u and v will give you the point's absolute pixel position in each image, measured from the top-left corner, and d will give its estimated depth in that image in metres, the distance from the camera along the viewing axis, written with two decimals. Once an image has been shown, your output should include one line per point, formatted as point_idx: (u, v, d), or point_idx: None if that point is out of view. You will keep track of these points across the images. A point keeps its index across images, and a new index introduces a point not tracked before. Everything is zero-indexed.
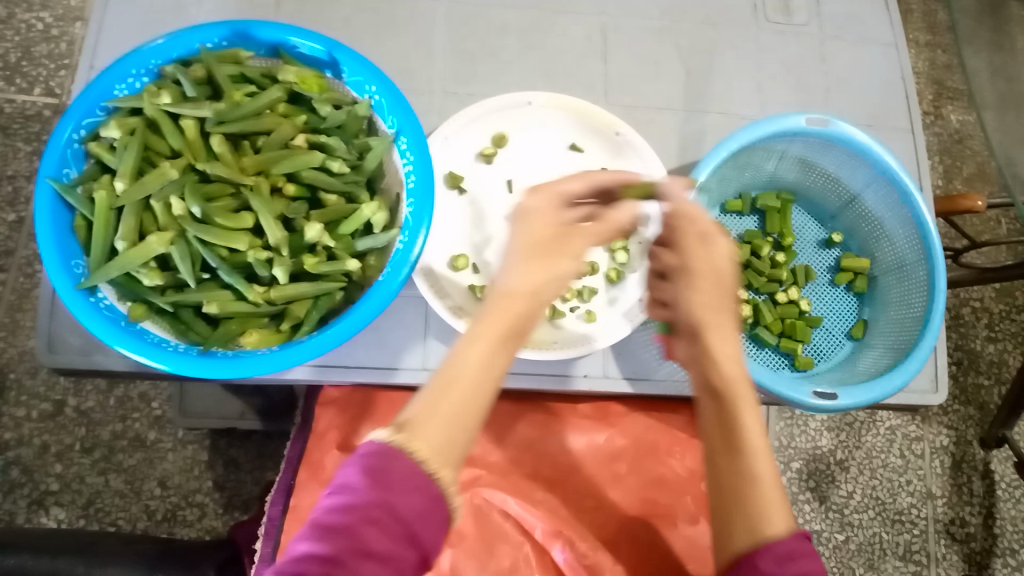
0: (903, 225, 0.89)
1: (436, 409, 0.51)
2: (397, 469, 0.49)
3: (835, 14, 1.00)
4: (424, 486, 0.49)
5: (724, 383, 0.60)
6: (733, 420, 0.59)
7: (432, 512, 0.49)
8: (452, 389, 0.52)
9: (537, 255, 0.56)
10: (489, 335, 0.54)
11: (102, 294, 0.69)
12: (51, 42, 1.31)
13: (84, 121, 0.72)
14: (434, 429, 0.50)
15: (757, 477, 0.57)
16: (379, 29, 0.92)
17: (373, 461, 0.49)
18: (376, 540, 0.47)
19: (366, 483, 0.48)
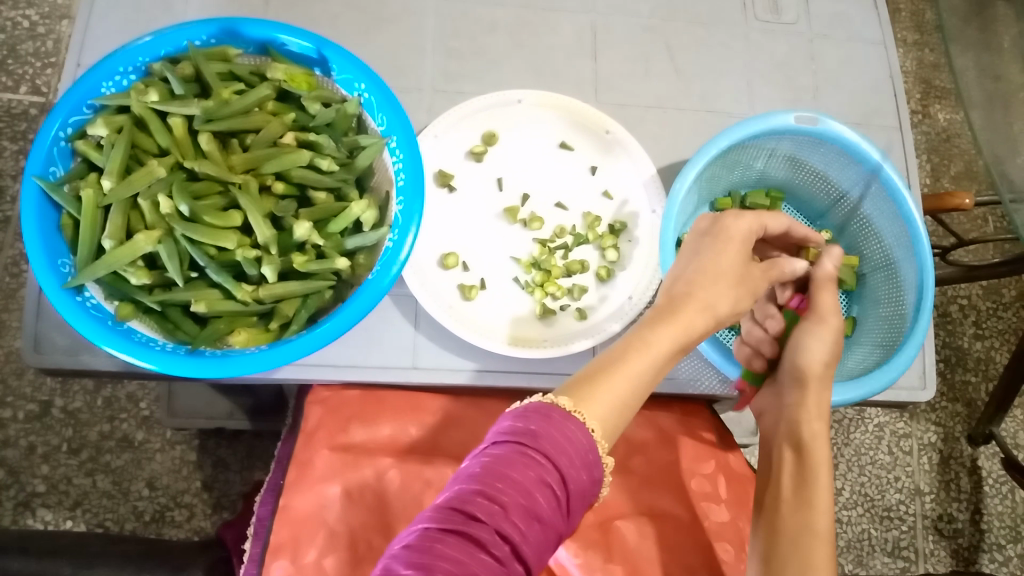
0: (890, 222, 0.89)
1: (611, 393, 0.60)
2: (565, 434, 0.55)
3: (824, 13, 1.01)
4: (588, 453, 0.55)
5: (811, 441, 0.73)
6: (810, 474, 0.71)
7: (587, 482, 0.55)
8: (617, 374, 0.61)
9: (714, 280, 0.69)
10: (677, 336, 0.65)
11: (89, 294, 0.69)
12: (38, 40, 1.30)
13: (71, 118, 0.72)
14: (604, 407, 0.58)
15: (810, 531, 0.67)
16: (368, 27, 0.91)
17: (553, 429, 0.54)
18: (538, 502, 0.51)
19: (536, 439, 0.53)
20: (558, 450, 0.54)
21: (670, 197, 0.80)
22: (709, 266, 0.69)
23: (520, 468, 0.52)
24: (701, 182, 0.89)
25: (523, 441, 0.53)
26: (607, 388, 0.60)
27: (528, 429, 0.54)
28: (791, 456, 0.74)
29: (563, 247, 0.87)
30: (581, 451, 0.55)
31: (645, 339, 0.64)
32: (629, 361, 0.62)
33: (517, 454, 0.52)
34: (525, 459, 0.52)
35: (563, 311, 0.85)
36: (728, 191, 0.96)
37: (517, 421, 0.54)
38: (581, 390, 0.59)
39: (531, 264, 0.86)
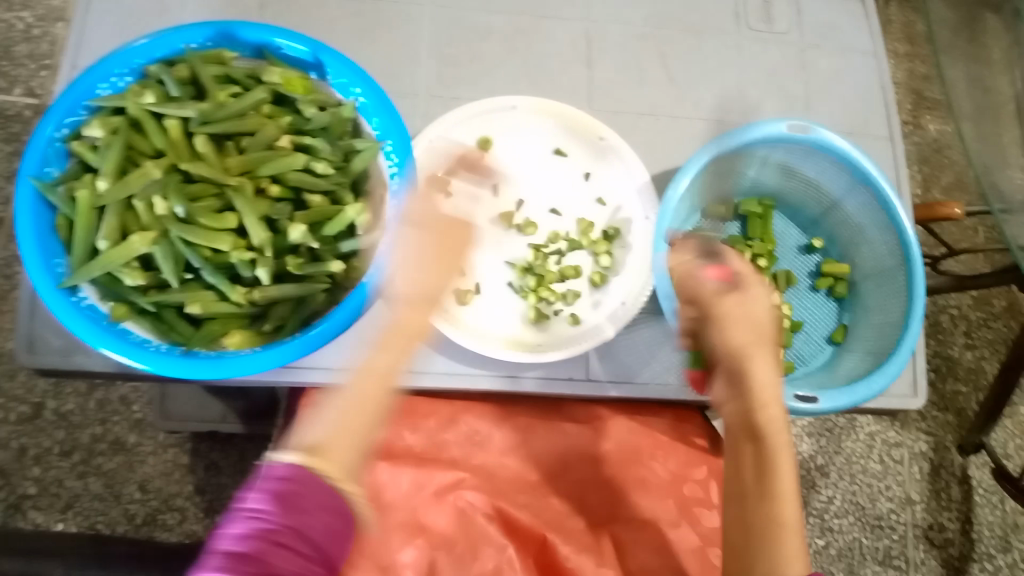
0: (880, 231, 0.90)
1: (344, 429, 0.63)
2: (325, 509, 0.62)
3: (816, 23, 1.02)
4: (333, 506, 0.62)
5: (766, 426, 0.61)
6: (770, 463, 0.60)
7: (330, 530, 0.62)
8: (362, 405, 0.64)
9: (433, 266, 0.69)
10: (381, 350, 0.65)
11: (83, 294, 0.69)
12: (32, 43, 1.30)
13: (66, 119, 0.72)
14: (344, 445, 0.63)
15: (780, 524, 0.57)
16: (364, 32, 0.92)
17: (291, 491, 0.60)
18: (334, 550, 0.63)
19: (294, 517, 0.60)
20: (315, 525, 0.61)
21: (664, 203, 0.81)
22: (438, 242, 0.70)
23: (287, 547, 0.59)
24: (694, 190, 0.89)
25: (278, 519, 0.59)
26: (342, 421, 0.64)
27: (267, 508, 0.60)
28: (747, 446, 0.62)
29: (556, 252, 0.88)
30: (328, 523, 0.62)
31: (374, 366, 0.63)
32: (370, 388, 0.64)
33: (289, 533, 0.60)
34: (299, 539, 0.60)
35: (557, 315, 0.86)
36: (721, 198, 0.97)
37: (262, 491, 0.60)
38: (322, 441, 0.62)
39: (525, 269, 0.86)
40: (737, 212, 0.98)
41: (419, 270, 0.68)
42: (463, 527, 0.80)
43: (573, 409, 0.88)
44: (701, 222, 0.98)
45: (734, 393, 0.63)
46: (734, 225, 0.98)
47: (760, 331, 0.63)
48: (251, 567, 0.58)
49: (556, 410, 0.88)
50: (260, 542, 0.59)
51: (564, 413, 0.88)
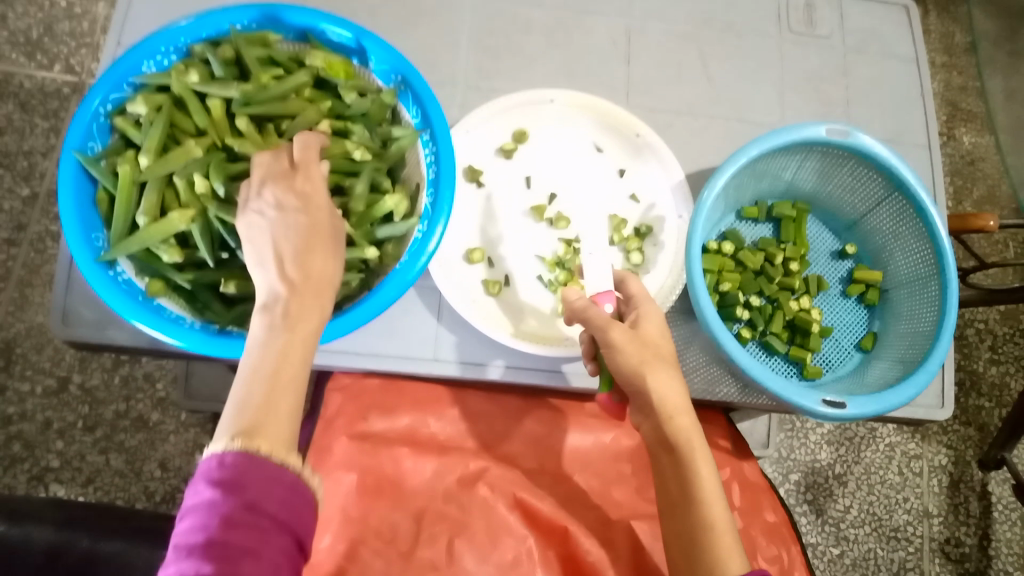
0: (918, 240, 0.89)
1: (267, 408, 0.52)
2: (274, 480, 0.50)
3: (857, 29, 1.01)
4: (284, 478, 0.51)
5: (682, 438, 0.63)
6: (690, 473, 0.62)
7: (285, 499, 0.50)
8: (279, 387, 0.53)
9: (316, 245, 0.59)
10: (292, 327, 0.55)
11: (120, 269, 0.70)
12: (74, 21, 1.32)
13: (111, 95, 0.73)
14: (276, 422, 0.52)
15: (708, 525, 0.60)
16: (405, 21, 0.92)
17: (232, 474, 0.49)
18: (299, 525, 0.51)
19: (238, 493, 0.48)
20: (268, 498, 0.49)
21: (699, 204, 0.80)
22: (304, 227, 0.59)
23: (247, 525, 0.48)
24: (727, 190, 0.89)
25: (224, 502, 0.48)
26: (261, 404, 0.52)
27: (210, 495, 0.49)
28: (667, 458, 0.64)
29: None
30: (283, 495, 0.50)
31: (287, 345, 0.54)
32: (282, 365, 0.54)
33: (242, 510, 0.48)
34: (254, 515, 0.48)
35: None
36: (755, 200, 0.96)
37: (204, 477, 0.49)
38: (249, 418, 0.51)
39: (556, 263, 0.86)
40: (770, 215, 0.97)
41: (299, 250, 0.58)
42: (485, 517, 0.79)
43: (597, 405, 0.88)
44: (733, 223, 0.97)
45: (645, 413, 0.65)
46: (766, 228, 0.98)
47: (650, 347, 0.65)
48: (205, 562, 0.46)
49: (580, 406, 0.88)
50: (210, 534, 0.47)
51: (588, 409, 0.88)
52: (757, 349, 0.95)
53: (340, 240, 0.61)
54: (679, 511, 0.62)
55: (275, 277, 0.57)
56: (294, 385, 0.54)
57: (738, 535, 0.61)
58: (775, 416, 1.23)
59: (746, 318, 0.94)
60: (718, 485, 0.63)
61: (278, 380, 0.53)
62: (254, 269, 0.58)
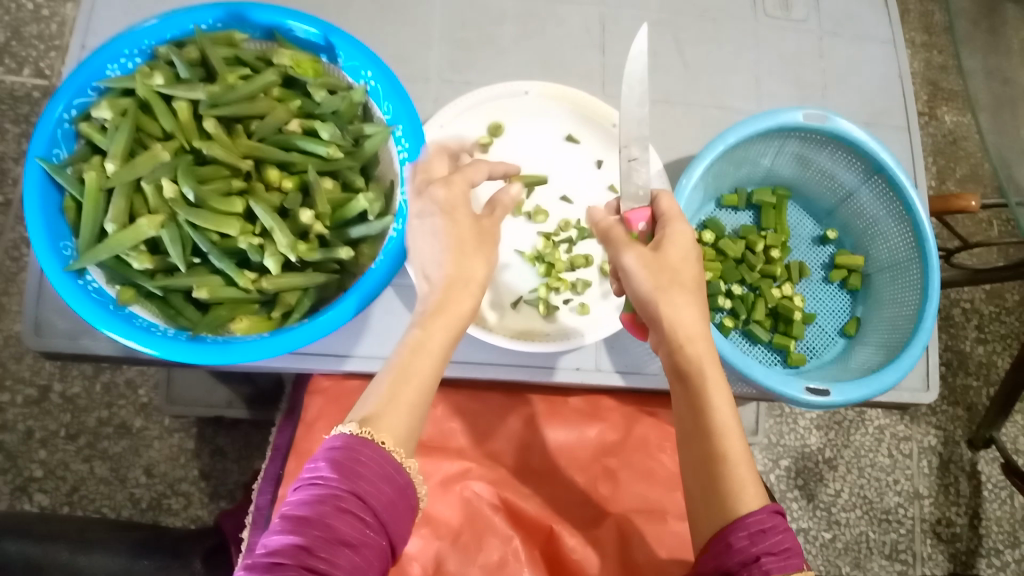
0: (897, 223, 0.89)
1: (393, 401, 0.57)
2: (388, 479, 0.53)
3: (834, 10, 1.00)
4: (395, 476, 0.54)
5: (694, 364, 0.62)
6: (701, 399, 0.61)
7: (393, 495, 0.53)
8: (406, 383, 0.58)
9: (466, 250, 0.62)
10: (438, 328, 0.60)
11: (90, 277, 0.68)
12: (42, 23, 1.29)
13: (75, 101, 0.71)
14: (395, 419, 0.56)
15: (725, 455, 0.59)
16: (375, 15, 0.91)
17: (346, 455, 0.52)
18: (396, 528, 0.53)
19: (350, 481, 0.51)
20: (377, 493, 0.52)
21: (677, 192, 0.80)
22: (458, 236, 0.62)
23: (352, 514, 0.50)
24: (707, 178, 0.89)
25: (339, 485, 0.51)
26: (392, 396, 0.57)
27: (326, 474, 0.51)
28: (678, 383, 0.63)
29: (566, 241, 0.87)
30: (391, 495, 0.53)
31: (417, 346, 0.59)
32: (411, 364, 0.58)
33: (352, 498, 0.51)
34: (361, 505, 0.51)
35: (566, 305, 0.84)
36: (735, 187, 0.96)
37: (326, 455, 0.53)
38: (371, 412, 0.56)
39: (535, 257, 0.85)
40: (750, 202, 0.97)
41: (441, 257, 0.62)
42: (469, 516, 0.79)
43: (581, 400, 0.87)
44: (713, 211, 0.97)
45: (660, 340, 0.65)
46: (746, 215, 0.97)
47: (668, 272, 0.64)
48: (303, 536, 0.49)
49: (561, 401, 0.87)
50: (320, 512, 0.49)
51: (571, 404, 0.87)
52: (741, 338, 0.95)
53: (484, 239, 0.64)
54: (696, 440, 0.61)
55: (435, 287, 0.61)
56: (422, 383, 0.58)
57: (753, 470, 0.60)
58: (763, 403, 1.23)
59: (728, 308, 0.94)
60: (735, 419, 0.61)
61: (405, 376, 0.58)
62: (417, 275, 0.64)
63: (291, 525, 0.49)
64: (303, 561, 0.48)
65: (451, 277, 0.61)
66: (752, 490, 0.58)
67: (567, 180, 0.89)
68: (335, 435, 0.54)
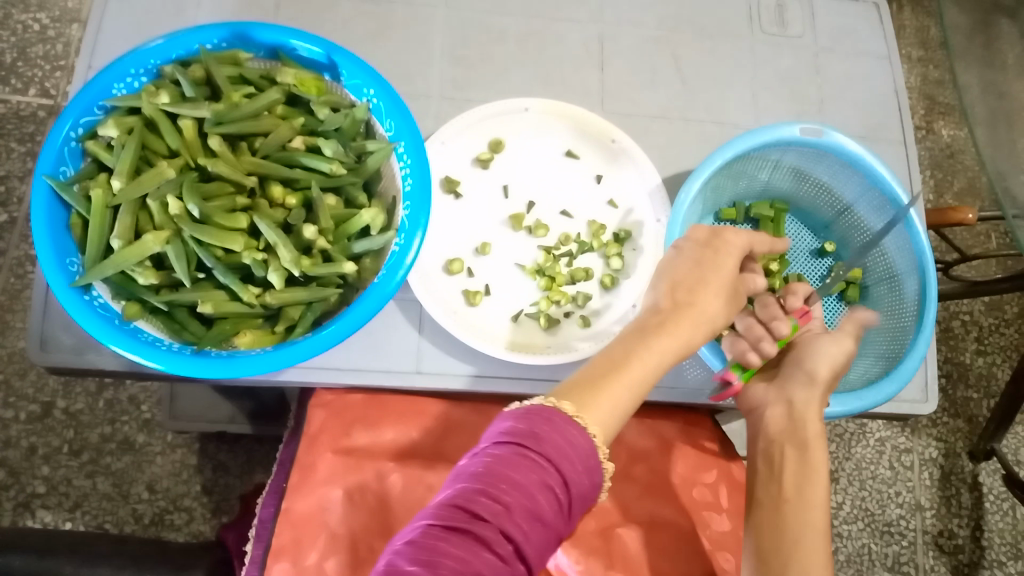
0: (893, 235, 0.90)
1: (605, 389, 0.62)
2: (583, 464, 0.55)
3: (830, 27, 1.01)
4: (589, 459, 0.56)
5: (805, 444, 0.73)
6: (807, 473, 0.71)
7: (584, 478, 0.55)
8: (615, 381, 0.63)
9: (710, 285, 0.72)
10: (662, 340, 0.67)
11: (96, 293, 0.69)
12: (48, 43, 1.31)
13: (82, 119, 0.72)
14: (603, 409, 0.60)
15: (810, 525, 0.68)
16: (376, 33, 0.92)
17: (541, 423, 0.56)
18: (577, 509, 0.55)
19: (548, 451, 0.54)
20: (570, 470, 0.55)
21: (676, 206, 0.81)
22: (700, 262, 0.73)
23: (540, 483, 0.52)
24: (706, 192, 0.89)
25: (530, 450, 0.54)
26: (600, 384, 0.62)
27: (520, 433, 0.55)
28: (790, 459, 0.73)
29: (566, 254, 0.88)
30: (582, 476, 0.55)
31: (643, 355, 0.65)
32: (630, 365, 0.65)
33: (546, 466, 0.53)
34: (550, 473, 0.53)
35: (567, 318, 0.85)
36: (733, 201, 0.96)
37: (524, 420, 0.56)
38: (583, 394, 0.61)
39: (536, 271, 0.86)
40: (749, 215, 0.97)
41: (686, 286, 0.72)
42: None
43: None
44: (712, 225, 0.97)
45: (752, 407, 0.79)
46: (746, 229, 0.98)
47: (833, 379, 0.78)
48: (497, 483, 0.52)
49: None
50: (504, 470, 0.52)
51: None
52: None
53: (732, 296, 0.73)
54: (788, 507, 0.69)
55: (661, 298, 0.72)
56: (633, 384, 0.64)
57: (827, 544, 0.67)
58: None
59: None
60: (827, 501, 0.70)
61: (615, 368, 0.64)
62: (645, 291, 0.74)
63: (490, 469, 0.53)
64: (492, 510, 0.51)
65: (684, 305, 0.70)
66: (819, 557, 0.65)
67: (567, 195, 0.90)
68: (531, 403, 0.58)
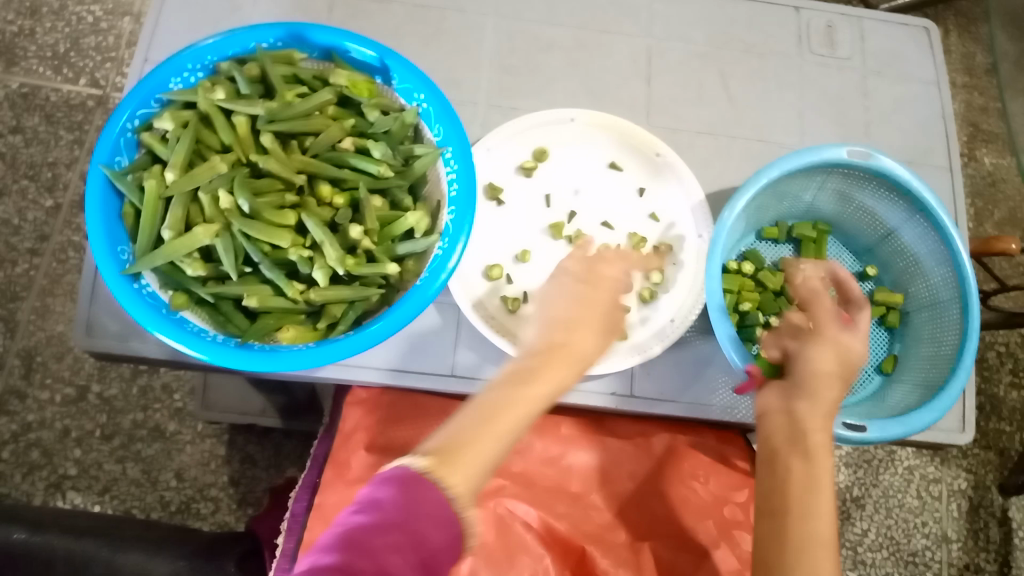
0: (937, 262, 0.89)
1: (468, 441, 0.61)
2: (441, 525, 0.56)
3: (879, 51, 1.01)
4: (446, 521, 0.56)
5: (803, 446, 0.67)
6: (814, 484, 0.64)
7: (443, 539, 0.56)
8: (486, 435, 0.62)
9: (593, 315, 0.73)
10: (537, 387, 0.66)
11: (144, 282, 0.70)
12: (100, 35, 1.34)
13: (139, 111, 0.74)
14: (463, 466, 0.59)
15: (821, 566, 0.59)
16: (427, 38, 0.93)
17: (402, 490, 0.56)
18: (438, 573, 0.55)
19: (406, 512, 0.55)
20: (427, 534, 0.55)
21: (720, 225, 0.80)
22: (590, 294, 0.74)
23: (393, 547, 0.53)
24: (749, 211, 0.90)
25: (384, 518, 0.54)
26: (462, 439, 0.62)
27: (383, 505, 0.55)
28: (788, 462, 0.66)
29: None
30: (439, 539, 0.55)
31: (507, 402, 0.64)
32: (497, 414, 0.64)
33: (398, 531, 0.54)
34: (406, 539, 0.54)
35: None
36: (775, 220, 0.97)
37: (384, 490, 0.56)
38: (443, 452, 0.60)
39: None
40: (791, 235, 0.97)
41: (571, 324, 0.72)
42: (502, 536, 0.80)
43: (615, 424, 0.88)
44: (753, 243, 0.97)
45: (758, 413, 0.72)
46: (786, 248, 0.98)
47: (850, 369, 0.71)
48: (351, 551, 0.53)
49: (596, 425, 0.88)
50: (360, 539, 0.53)
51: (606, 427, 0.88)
52: None
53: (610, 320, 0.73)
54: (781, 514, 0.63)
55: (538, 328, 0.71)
56: (499, 434, 0.63)
57: None
58: None
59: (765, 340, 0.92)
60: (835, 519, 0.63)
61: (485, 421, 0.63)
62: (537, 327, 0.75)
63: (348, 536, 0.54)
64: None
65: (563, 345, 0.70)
66: None
67: (609, 206, 0.90)
68: (400, 467, 0.58)
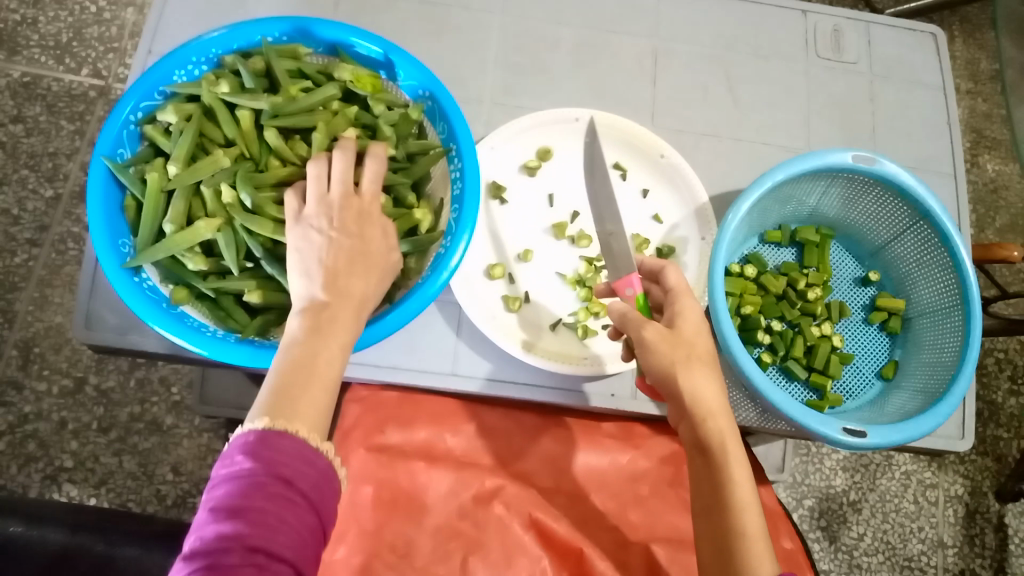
0: (941, 269, 0.89)
1: (304, 383, 0.53)
2: (309, 461, 0.50)
3: (885, 55, 1.01)
4: (314, 459, 0.51)
5: (717, 439, 0.61)
6: (722, 475, 0.60)
7: (317, 474, 0.51)
8: (315, 381, 0.54)
9: (358, 268, 0.60)
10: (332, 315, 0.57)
11: (145, 275, 0.70)
12: (103, 25, 1.33)
13: (142, 103, 0.73)
14: (303, 408, 0.52)
15: (743, 534, 0.58)
16: (433, 35, 0.93)
17: (257, 444, 0.49)
18: (326, 509, 0.51)
19: (272, 467, 0.49)
20: (302, 476, 0.50)
21: (723, 228, 0.80)
22: (353, 249, 0.60)
23: (280, 498, 0.48)
24: (752, 215, 0.90)
25: (259, 474, 0.48)
26: (299, 382, 0.53)
27: (245, 465, 0.48)
28: (700, 459, 0.62)
29: None
30: (314, 473, 0.50)
31: (325, 345, 0.55)
32: (324, 356, 0.55)
33: (276, 482, 0.48)
34: (289, 489, 0.48)
35: (605, 331, 0.85)
36: (779, 224, 0.96)
37: (239, 449, 0.49)
38: (277, 401, 0.52)
39: (576, 281, 0.86)
40: (794, 239, 0.97)
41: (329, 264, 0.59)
42: (501, 537, 0.80)
43: (614, 426, 0.88)
44: (756, 246, 0.97)
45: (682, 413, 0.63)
46: (789, 252, 0.97)
47: (688, 348, 0.63)
48: (238, 528, 0.46)
49: (594, 426, 0.88)
50: (245, 502, 0.47)
51: (603, 429, 0.88)
52: (778, 374, 0.95)
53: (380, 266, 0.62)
54: (704, 513, 0.61)
55: (318, 286, 0.57)
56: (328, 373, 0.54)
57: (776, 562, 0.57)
58: (791, 442, 1.22)
59: (767, 343, 0.94)
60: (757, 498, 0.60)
61: (311, 364, 0.54)
62: (298, 278, 0.59)
63: (224, 516, 0.47)
64: (248, 558, 0.45)
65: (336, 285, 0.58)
66: None
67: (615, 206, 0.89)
68: (244, 429, 0.50)
